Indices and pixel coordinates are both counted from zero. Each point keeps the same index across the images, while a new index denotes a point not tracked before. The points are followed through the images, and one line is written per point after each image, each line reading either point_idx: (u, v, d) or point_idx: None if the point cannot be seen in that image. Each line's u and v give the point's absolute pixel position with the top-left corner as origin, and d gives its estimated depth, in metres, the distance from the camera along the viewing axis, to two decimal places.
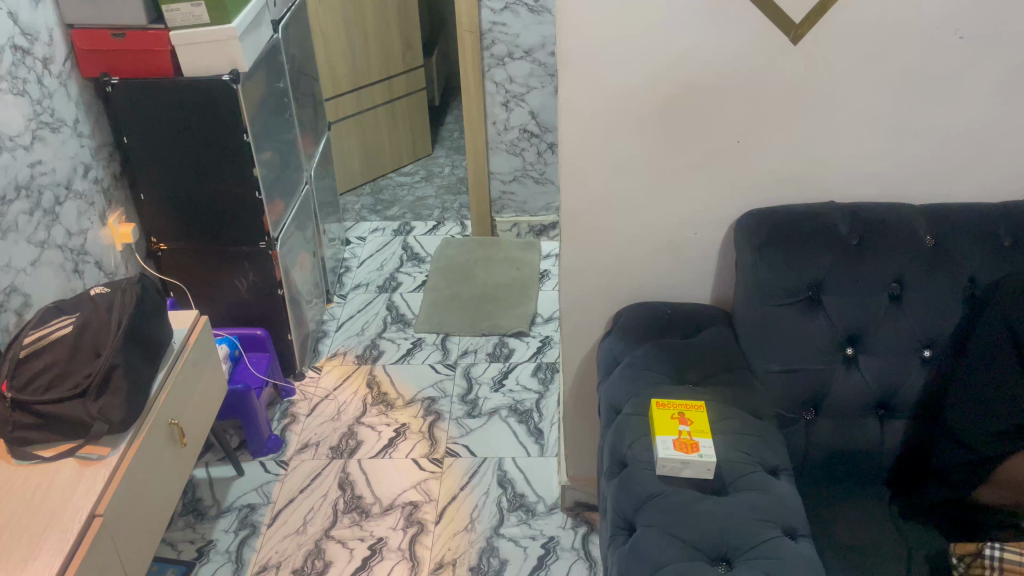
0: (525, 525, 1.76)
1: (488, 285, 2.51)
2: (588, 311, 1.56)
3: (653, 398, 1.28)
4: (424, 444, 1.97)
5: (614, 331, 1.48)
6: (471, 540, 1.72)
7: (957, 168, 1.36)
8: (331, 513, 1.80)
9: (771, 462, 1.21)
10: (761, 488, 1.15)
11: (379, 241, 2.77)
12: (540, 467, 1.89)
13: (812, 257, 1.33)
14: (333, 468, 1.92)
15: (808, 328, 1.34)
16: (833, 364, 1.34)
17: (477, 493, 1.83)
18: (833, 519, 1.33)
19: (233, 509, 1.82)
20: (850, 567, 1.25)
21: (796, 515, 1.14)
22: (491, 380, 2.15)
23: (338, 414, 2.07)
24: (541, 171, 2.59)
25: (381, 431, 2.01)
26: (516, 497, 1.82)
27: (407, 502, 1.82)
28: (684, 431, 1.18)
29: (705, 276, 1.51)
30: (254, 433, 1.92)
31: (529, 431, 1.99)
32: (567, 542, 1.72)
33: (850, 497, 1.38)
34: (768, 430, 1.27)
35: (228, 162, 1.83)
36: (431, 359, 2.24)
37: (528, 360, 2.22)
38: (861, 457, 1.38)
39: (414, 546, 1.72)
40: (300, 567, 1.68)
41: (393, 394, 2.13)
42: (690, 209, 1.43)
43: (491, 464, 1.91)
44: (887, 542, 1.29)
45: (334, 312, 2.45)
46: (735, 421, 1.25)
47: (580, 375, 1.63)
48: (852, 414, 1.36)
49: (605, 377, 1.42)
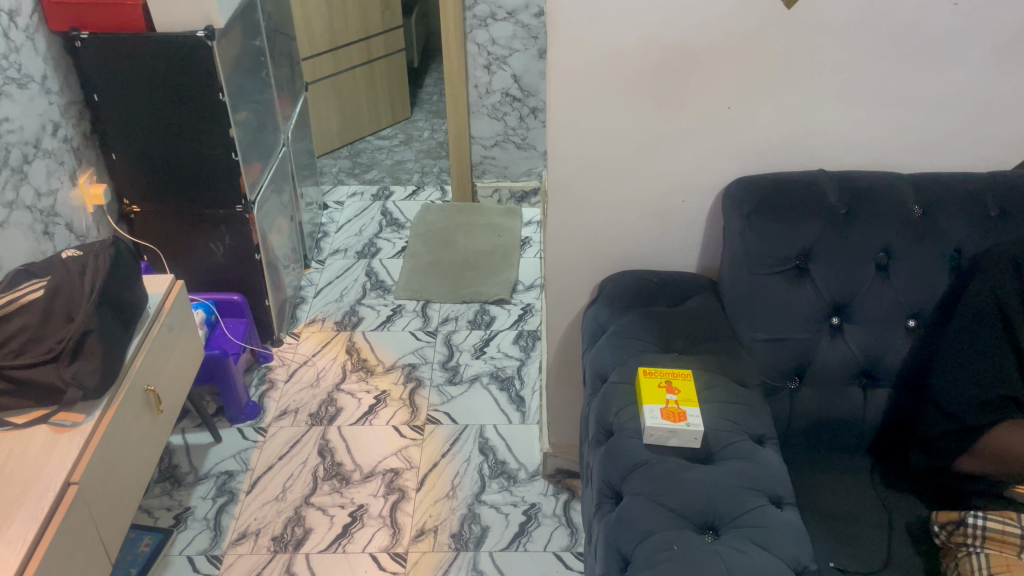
0: (507, 492, 1.75)
1: (469, 251, 2.48)
2: (573, 279, 1.54)
3: (639, 366, 1.27)
4: (404, 410, 1.95)
5: (601, 298, 1.47)
6: (452, 507, 1.72)
7: (945, 137, 1.36)
8: (310, 480, 1.79)
9: (758, 431, 1.21)
10: (748, 457, 1.15)
11: (357, 205, 2.73)
12: (521, 434, 1.88)
13: (802, 225, 1.32)
14: (313, 434, 1.90)
15: (794, 297, 1.35)
16: (819, 333, 1.35)
17: (459, 461, 1.82)
18: (817, 486, 1.34)
19: (211, 476, 1.80)
20: (834, 534, 1.26)
21: (781, 483, 1.13)
22: (472, 347, 2.13)
23: (317, 381, 2.04)
24: (523, 136, 2.55)
25: (361, 397, 1.99)
26: (497, 464, 1.81)
27: (388, 469, 1.80)
28: (672, 401, 1.17)
29: (691, 244, 1.49)
30: (232, 399, 1.89)
31: (511, 398, 1.98)
32: (549, 508, 1.72)
33: (834, 464, 1.38)
34: (754, 399, 1.26)
35: (204, 123, 1.78)
36: (411, 326, 2.21)
37: (509, 328, 2.20)
38: (846, 424, 1.39)
39: (395, 514, 1.71)
40: (280, 534, 1.67)
41: (373, 360, 2.10)
42: (677, 176, 1.41)
43: (472, 431, 1.89)
44: (869, 509, 1.30)
45: (312, 278, 2.41)
46: (721, 389, 1.24)
47: (564, 342, 1.62)
48: (835, 383, 1.37)
49: (590, 345, 1.41)
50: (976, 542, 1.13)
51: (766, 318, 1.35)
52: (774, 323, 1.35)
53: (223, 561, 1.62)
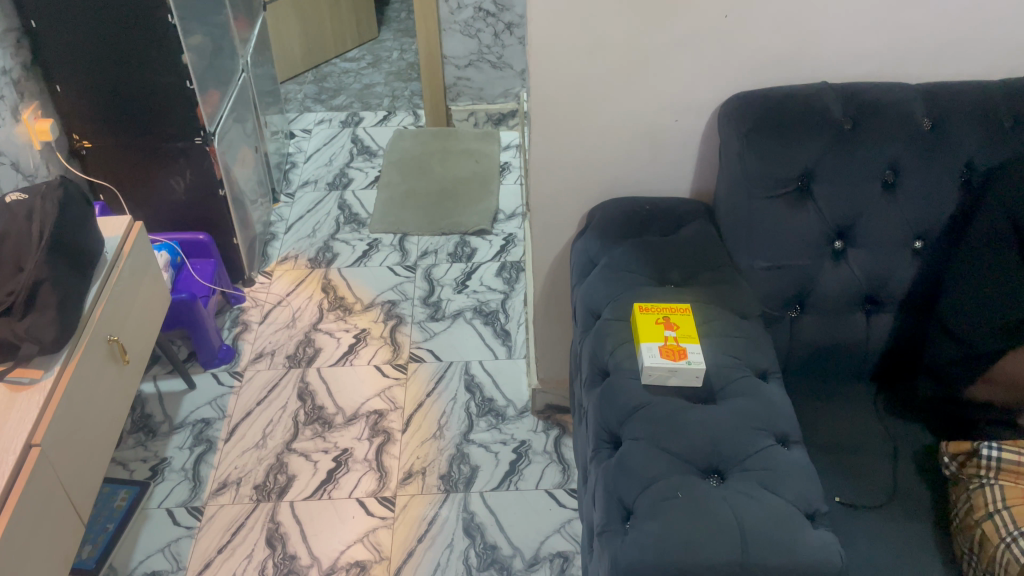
0: (496, 430, 1.70)
1: (446, 179, 2.37)
2: (561, 209, 1.44)
3: (635, 302, 1.19)
4: (386, 349, 1.87)
5: (590, 229, 1.38)
6: (440, 448, 1.66)
7: (955, 45, 1.26)
8: (291, 425, 1.72)
9: (761, 365, 1.14)
10: (752, 395, 1.08)
11: (326, 133, 2.58)
12: (509, 369, 1.82)
13: (804, 144, 1.24)
14: (292, 378, 1.82)
15: (798, 221, 1.27)
16: (821, 258, 1.28)
17: (445, 401, 1.76)
18: (820, 417, 1.29)
19: (187, 424, 1.72)
20: (840, 467, 1.21)
21: (787, 420, 1.07)
22: (453, 282, 2.04)
23: (293, 321, 1.95)
24: (498, 54, 2.41)
25: (340, 337, 1.90)
26: (484, 402, 1.75)
27: (372, 411, 1.74)
28: (670, 338, 1.10)
29: (685, 167, 1.40)
30: (204, 343, 1.80)
31: (496, 332, 1.91)
32: (539, 445, 1.67)
33: (837, 395, 1.33)
34: (757, 331, 1.20)
35: (154, 48, 1.65)
36: (389, 261, 2.10)
37: (491, 260, 2.10)
38: (848, 352, 1.33)
39: (381, 456, 1.65)
40: (262, 483, 1.61)
41: (351, 298, 2.01)
42: (669, 94, 1.31)
43: (457, 368, 1.83)
44: (874, 439, 1.25)
45: (282, 213, 2.28)
46: (722, 322, 1.17)
47: (552, 275, 1.53)
48: (839, 310, 1.31)
49: (581, 280, 1.33)
50: (989, 474, 1.09)
51: (768, 244, 1.27)
52: (774, 249, 1.27)
53: (204, 512, 1.56)
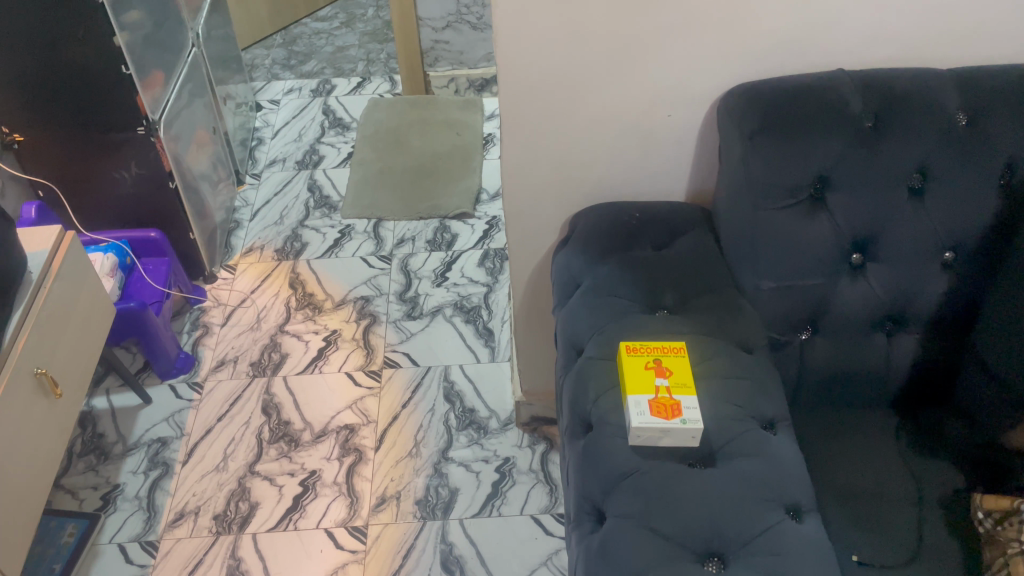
0: (477, 446, 1.55)
1: (425, 155, 2.18)
2: (539, 215, 1.27)
3: (622, 339, 1.03)
4: (358, 354, 1.72)
5: (572, 240, 1.21)
6: (416, 469, 1.52)
7: (996, 24, 1.07)
8: (254, 444, 1.58)
9: (767, 414, 0.99)
10: (758, 456, 0.93)
11: (295, 104, 2.39)
12: (492, 375, 1.67)
13: (819, 145, 1.07)
14: (256, 389, 1.67)
15: (810, 233, 1.10)
16: (837, 275, 1.12)
17: (422, 412, 1.61)
18: (833, 455, 1.14)
19: (141, 445, 1.58)
20: (856, 518, 1.07)
21: (798, 486, 0.92)
22: (432, 274, 1.87)
23: (258, 323, 1.79)
24: (478, 15, 2.19)
25: (308, 341, 1.75)
26: (465, 414, 1.60)
27: (342, 426, 1.59)
28: (662, 388, 0.95)
29: (680, 166, 1.22)
30: (159, 353, 1.65)
31: (478, 332, 1.75)
32: (524, 463, 1.53)
33: (853, 427, 1.17)
34: (763, 369, 1.04)
35: (82, 30, 1.45)
36: (362, 251, 1.94)
37: (473, 248, 1.94)
38: (865, 378, 1.18)
39: (353, 479, 1.51)
40: (222, 513, 1.48)
41: (321, 295, 1.85)
42: (661, 85, 1.12)
43: (436, 374, 1.67)
44: (896, 481, 1.10)
45: (247, 196, 2.11)
46: (722, 362, 1.01)
47: (533, 285, 1.37)
48: (856, 332, 1.15)
49: (562, 303, 1.17)
50: None
51: (775, 261, 1.11)
52: (782, 265, 1.11)
53: (159, 548, 1.43)
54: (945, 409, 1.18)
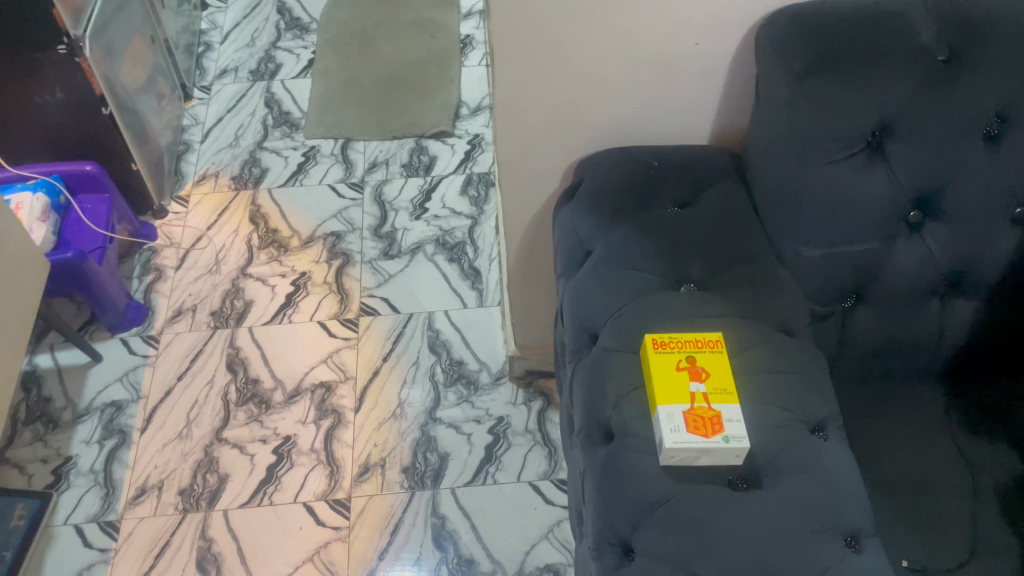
0: (467, 405, 1.42)
1: (396, 62, 1.94)
2: (539, 163, 1.08)
3: (646, 331, 0.88)
4: (331, 300, 1.55)
5: (579, 196, 1.03)
6: (401, 432, 1.39)
7: None
8: (220, 408, 1.42)
9: (816, 416, 0.85)
10: (810, 473, 0.80)
11: (245, 3, 2.12)
12: (480, 322, 1.51)
13: (880, 88, 0.89)
14: (219, 342, 1.50)
15: (864, 191, 0.93)
16: (891, 237, 0.96)
17: (405, 367, 1.46)
18: (875, 440, 1.02)
19: (94, 411, 1.42)
20: (903, 515, 0.95)
21: (856, 508, 0.79)
22: (410, 205, 1.68)
23: (217, 265, 1.61)
24: None
25: (275, 285, 1.57)
26: (453, 368, 1.46)
27: (317, 384, 1.44)
28: (698, 397, 0.80)
29: (705, 105, 1.03)
30: (107, 307, 1.47)
31: (463, 272, 1.58)
32: (519, 423, 1.40)
33: (897, 404, 1.05)
34: (809, 358, 0.89)
35: None
36: (330, 178, 1.73)
37: (454, 173, 1.74)
38: (913, 350, 1.04)
39: (331, 445, 1.38)
40: (188, 488, 1.34)
41: (286, 231, 1.65)
42: (690, 9, 0.91)
43: (419, 323, 1.51)
44: (946, 470, 0.99)
45: (196, 113, 1.87)
46: (763, 354, 0.87)
47: (530, 239, 1.19)
48: (907, 301, 1.00)
49: (572, 275, 1.01)
50: None
51: (821, 224, 0.95)
52: (830, 229, 0.95)
53: (121, 529, 1.30)
54: (1013, 384, 1.06)
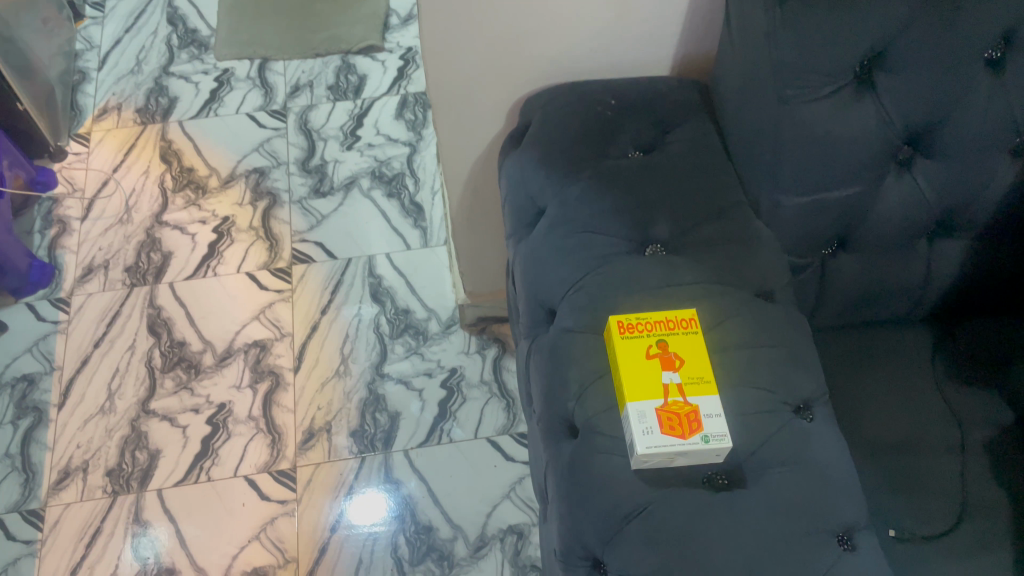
0: (416, 357, 1.31)
1: None
2: (478, 104, 0.93)
3: (611, 310, 0.77)
4: (259, 247, 1.40)
5: (527, 144, 0.89)
6: (347, 392, 1.28)
7: None
8: (144, 375, 1.30)
9: (801, 394, 0.76)
10: (797, 465, 0.72)
11: None
12: (426, 263, 1.39)
13: (873, 12, 0.74)
14: (138, 301, 1.36)
15: (851, 131, 0.81)
16: (880, 179, 0.85)
17: (347, 319, 1.34)
18: (859, 397, 0.94)
19: (3, 388, 1.28)
20: (890, 478, 0.89)
21: (849, 501, 0.71)
22: (340, 133, 1.52)
23: (128, 213, 1.44)
24: None
25: (195, 233, 1.42)
26: (399, 317, 1.34)
27: (250, 343, 1.32)
28: (672, 389, 0.70)
29: (666, 30, 0.89)
30: (7, 270, 1.30)
31: (404, 208, 1.44)
32: (474, 374, 1.30)
33: (880, 353, 0.97)
34: (792, 327, 0.80)
35: None
36: (248, 106, 1.56)
37: (388, 94, 1.58)
38: (896, 295, 0.96)
39: (271, 410, 1.27)
40: (116, 468, 1.23)
41: (203, 170, 1.49)
42: None
43: (359, 269, 1.38)
44: (934, 424, 0.92)
45: (91, 35, 1.66)
46: (743, 327, 0.77)
47: (474, 186, 1.06)
48: (893, 246, 0.91)
49: (525, 238, 0.88)
50: None
51: (802, 169, 0.83)
52: (812, 175, 0.84)
53: (45, 517, 1.19)
54: (1005, 325, 0.99)
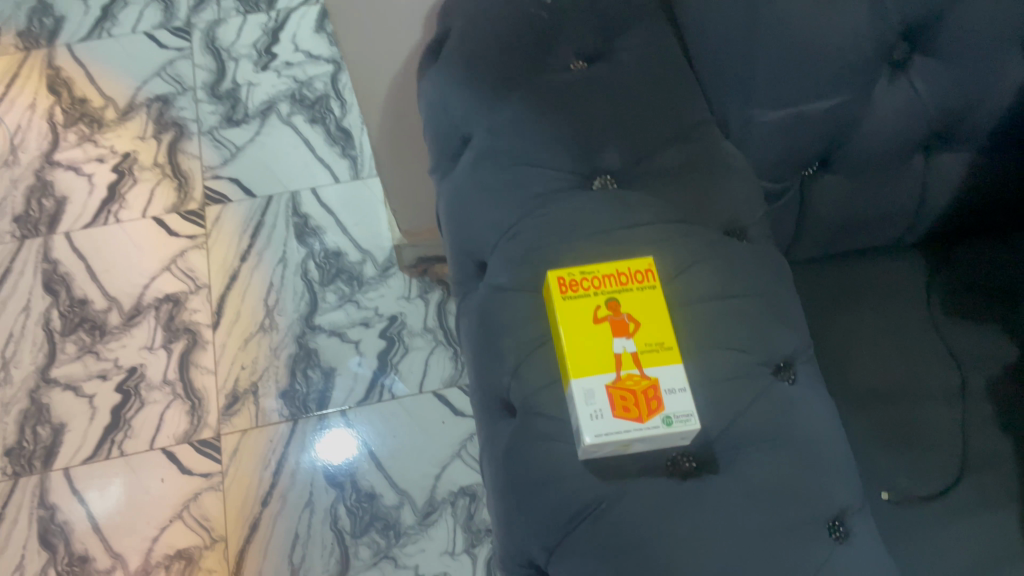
0: (351, 305, 1.17)
1: None
2: (386, 11, 0.77)
3: (551, 265, 0.63)
4: (167, 187, 1.24)
5: (446, 58, 0.73)
6: (273, 349, 1.14)
7: None
8: (42, 340, 1.15)
9: (781, 351, 0.63)
10: (781, 442, 0.59)
11: None
12: (357, 197, 1.23)
13: None
14: (30, 256, 1.20)
15: (838, 25, 0.65)
16: (871, 84, 0.70)
17: (270, 266, 1.19)
18: (847, 340, 0.82)
19: None
20: (884, 434, 0.77)
21: (841, 480, 0.60)
22: (253, 51, 1.34)
23: (14, 154, 1.26)
24: None
25: (92, 174, 1.25)
26: (329, 261, 1.19)
27: (162, 298, 1.17)
28: (626, 360, 0.58)
29: None
30: None
31: (330, 135, 1.28)
32: (416, 322, 1.17)
33: (869, 287, 0.85)
34: (770, 271, 0.66)
35: None
36: (147, 24, 1.36)
37: (307, 4, 1.39)
38: (886, 219, 0.83)
39: (188, 373, 1.13)
40: (16, 447, 1.09)
41: (97, 100, 1.30)
42: None
43: (281, 207, 1.23)
44: (931, 367, 0.80)
45: None
46: (712, 275, 0.63)
47: (395, 110, 0.90)
48: (886, 163, 0.77)
49: (449, 176, 0.73)
50: None
51: (778, 78, 0.69)
52: (790, 83, 0.69)
53: None
54: (1009, 249, 0.86)
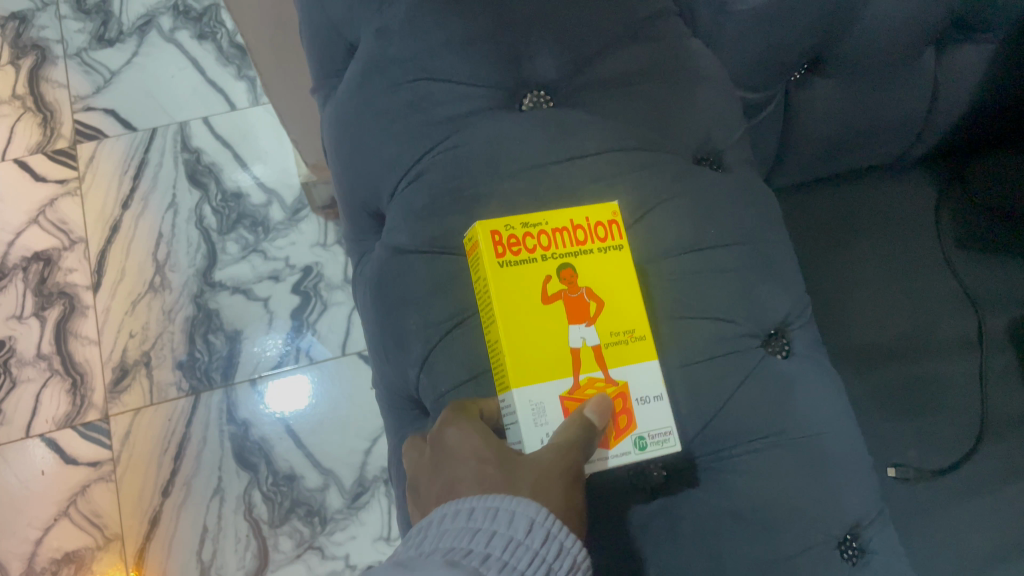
0: (256, 256, 1.00)
1: None
2: None
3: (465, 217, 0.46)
4: (30, 123, 1.04)
5: None
6: (166, 311, 0.97)
7: None
8: None
9: (775, 317, 0.48)
10: (777, 440, 0.45)
11: None
12: (259, 127, 1.05)
13: None
14: None
15: None
16: None
17: (157, 213, 1.01)
18: (843, 284, 0.67)
19: None
20: (890, 397, 0.64)
21: (853, 484, 0.46)
22: None
23: None
24: None
25: None
26: (228, 205, 1.01)
27: (30, 257, 0.98)
28: (587, 358, 0.42)
29: None
30: None
31: (223, 52, 1.08)
32: (335, 273, 1.00)
33: (866, 217, 0.70)
34: (754, 209, 0.51)
35: None
36: None
37: None
38: (889, 133, 0.67)
39: (67, 345, 0.95)
40: None
41: None
42: None
43: (167, 142, 1.04)
44: (943, 313, 0.66)
45: None
46: (683, 224, 0.48)
47: None
48: (894, 63, 0.61)
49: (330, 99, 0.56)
50: None
51: None
52: None
53: None
54: None
